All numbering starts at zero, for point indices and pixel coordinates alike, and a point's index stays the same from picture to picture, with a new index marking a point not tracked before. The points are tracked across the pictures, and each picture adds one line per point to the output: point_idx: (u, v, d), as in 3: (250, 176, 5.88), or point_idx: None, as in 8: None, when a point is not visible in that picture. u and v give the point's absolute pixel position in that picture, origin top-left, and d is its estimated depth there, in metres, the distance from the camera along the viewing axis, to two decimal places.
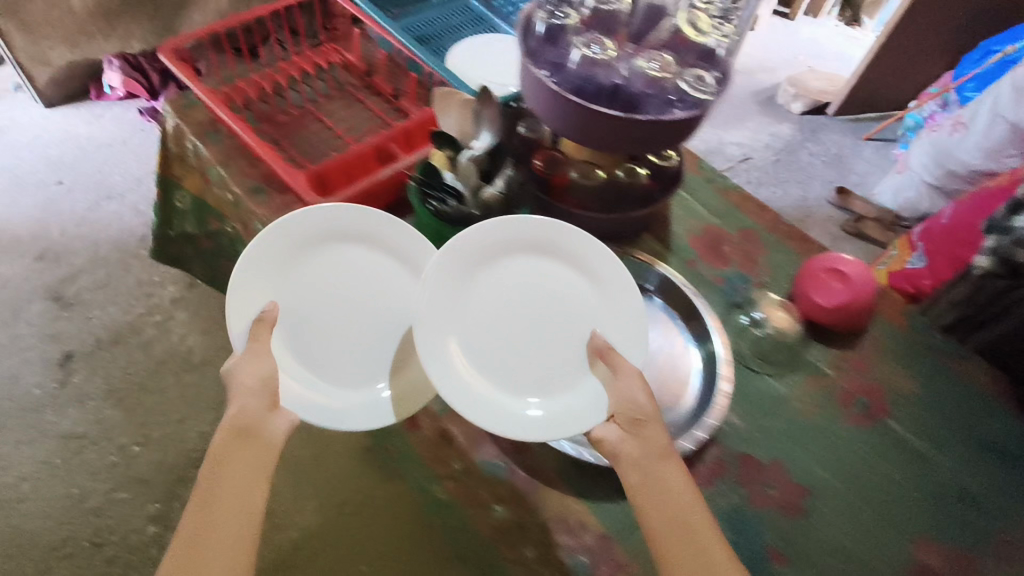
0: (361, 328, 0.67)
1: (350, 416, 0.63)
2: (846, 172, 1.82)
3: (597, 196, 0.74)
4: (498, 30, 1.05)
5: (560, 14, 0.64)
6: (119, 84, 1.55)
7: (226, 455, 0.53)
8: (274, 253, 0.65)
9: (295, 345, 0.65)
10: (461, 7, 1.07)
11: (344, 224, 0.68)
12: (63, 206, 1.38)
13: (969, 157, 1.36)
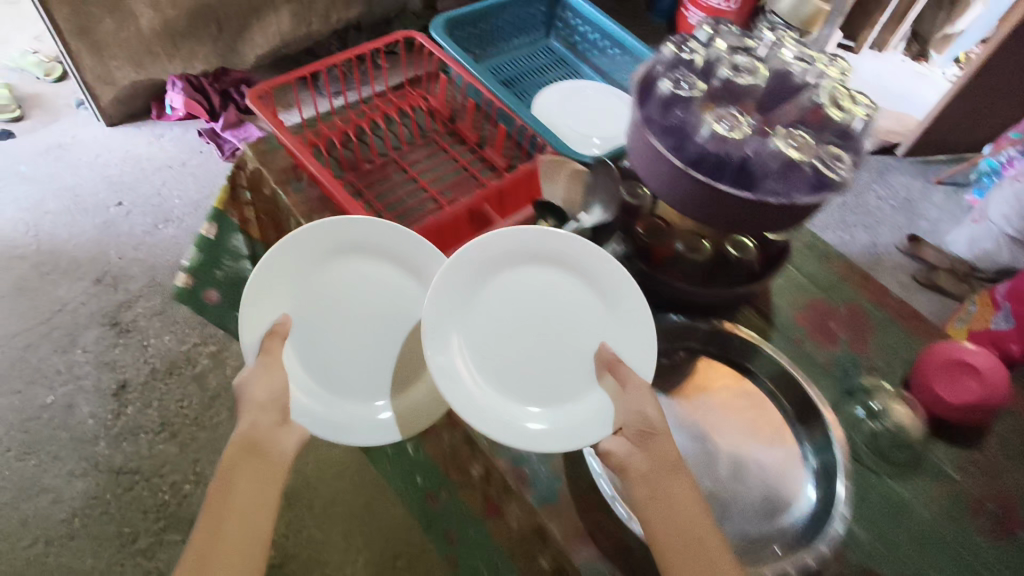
0: (365, 337, 0.69)
1: (362, 434, 0.65)
2: (916, 217, 1.74)
3: (702, 271, 0.69)
4: (580, 74, 1.06)
5: (685, 84, 0.60)
6: (180, 105, 1.55)
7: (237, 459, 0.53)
8: (284, 263, 0.66)
9: (301, 356, 0.67)
10: (541, 49, 1.08)
11: (352, 235, 0.69)
12: (121, 228, 1.37)
13: None
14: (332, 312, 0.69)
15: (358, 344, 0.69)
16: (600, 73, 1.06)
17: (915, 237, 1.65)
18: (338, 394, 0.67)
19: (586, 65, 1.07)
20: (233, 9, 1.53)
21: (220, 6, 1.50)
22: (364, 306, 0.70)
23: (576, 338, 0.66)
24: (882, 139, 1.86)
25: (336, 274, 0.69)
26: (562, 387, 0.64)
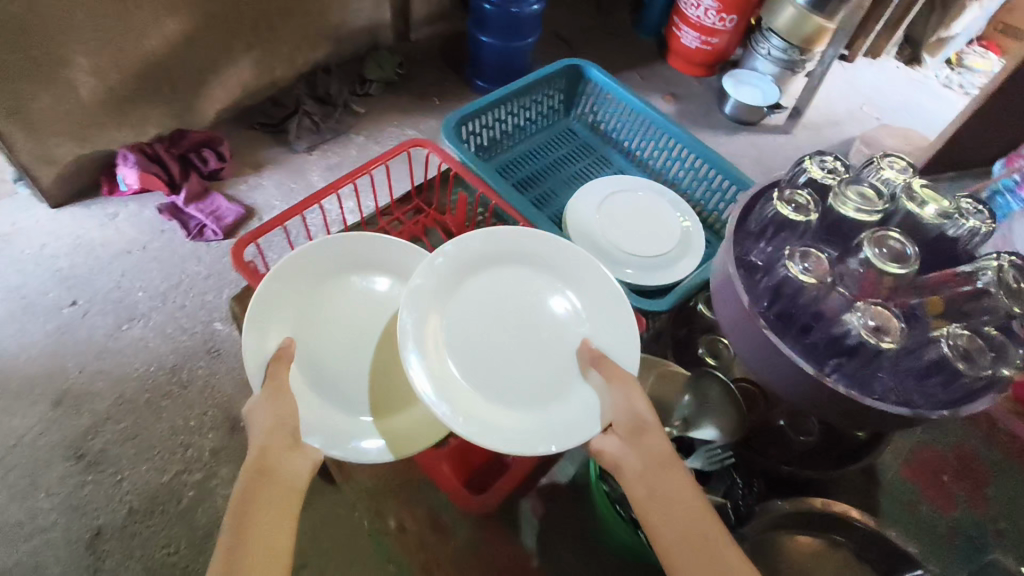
0: (362, 353, 0.79)
1: (372, 451, 0.72)
2: None
3: (814, 451, 0.79)
4: (607, 158, 1.12)
5: (812, 265, 0.57)
6: (135, 181, 1.36)
7: (256, 477, 0.56)
8: (294, 290, 0.77)
9: (308, 386, 0.75)
10: (565, 133, 1.14)
11: (349, 256, 0.81)
12: (80, 333, 1.20)
13: None
14: (342, 336, 0.79)
15: (357, 367, 0.78)
16: (627, 155, 1.11)
17: None
18: (347, 418, 0.75)
19: (611, 147, 1.13)
20: (186, 66, 1.36)
21: (173, 65, 1.34)
22: (362, 330, 0.80)
23: (555, 337, 0.77)
24: None
25: (336, 300, 0.80)
26: (549, 387, 0.75)
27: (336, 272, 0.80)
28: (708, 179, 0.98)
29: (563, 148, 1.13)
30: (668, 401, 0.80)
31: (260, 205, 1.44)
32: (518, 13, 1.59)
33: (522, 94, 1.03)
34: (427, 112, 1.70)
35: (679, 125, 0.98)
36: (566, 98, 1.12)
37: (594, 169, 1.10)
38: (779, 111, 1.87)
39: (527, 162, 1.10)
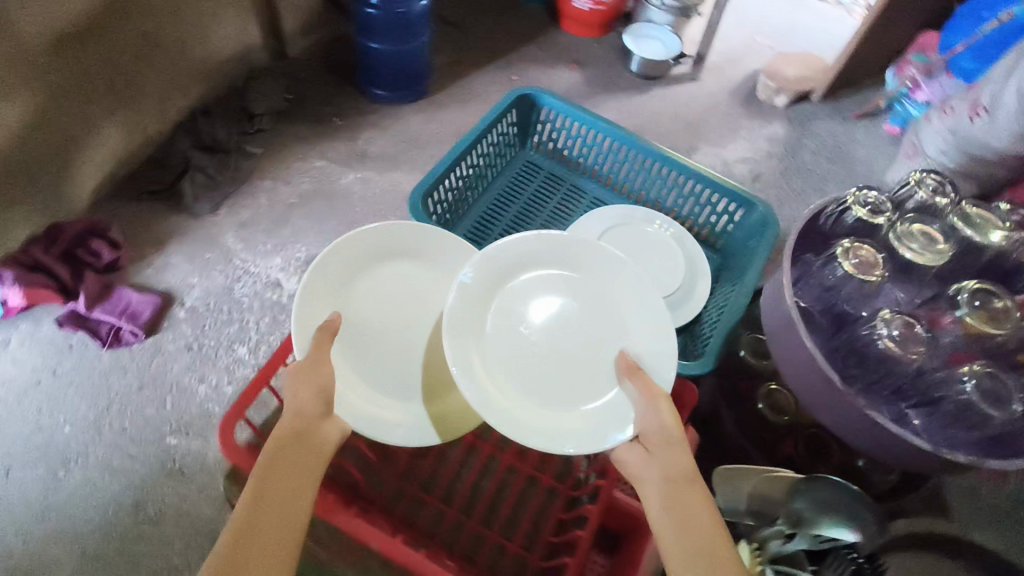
0: (401, 337, 0.90)
1: (387, 433, 0.82)
2: (851, 163, 1.77)
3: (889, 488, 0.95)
4: (575, 185, 1.17)
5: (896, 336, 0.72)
6: (20, 300, 1.16)
7: (283, 454, 0.64)
8: (344, 267, 0.89)
9: (352, 364, 0.86)
10: (528, 169, 1.18)
11: (393, 241, 0.93)
12: (8, 496, 1.04)
13: (997, 142, 1.44)
14: (378, 322, 0.91)
15: (400, 356, 0.89)
16: (594, 177, 1.16)
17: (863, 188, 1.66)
18: (388, 395, 0.87)
19: (577, 171, 1.18)
20: (42, 151, 1.16)
21: (28, 155, 1.14)
22: (401, 323, 0.92)
23: (594, 345, 0.80)
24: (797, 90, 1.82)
25: (377, 282, 0.92)
26: (588, 390, 0.77)
27: (385, 256, 0.93)
28: (684, 185, 1.06)
29: (529, 185, 1.16)
30: (773, 495, 0.84)
31: (176, 287, 1.27)
32: (407, 12, 1.47)
33: (482, 140, 1.06)
34: (331, 136, 1.56)
35: (644, 138, 1.04)
36: (519, 133, 1.16)
37: (567, 202, 1.15)
38: (684, 61, 1.86)
39: (501, 206, 1.13)
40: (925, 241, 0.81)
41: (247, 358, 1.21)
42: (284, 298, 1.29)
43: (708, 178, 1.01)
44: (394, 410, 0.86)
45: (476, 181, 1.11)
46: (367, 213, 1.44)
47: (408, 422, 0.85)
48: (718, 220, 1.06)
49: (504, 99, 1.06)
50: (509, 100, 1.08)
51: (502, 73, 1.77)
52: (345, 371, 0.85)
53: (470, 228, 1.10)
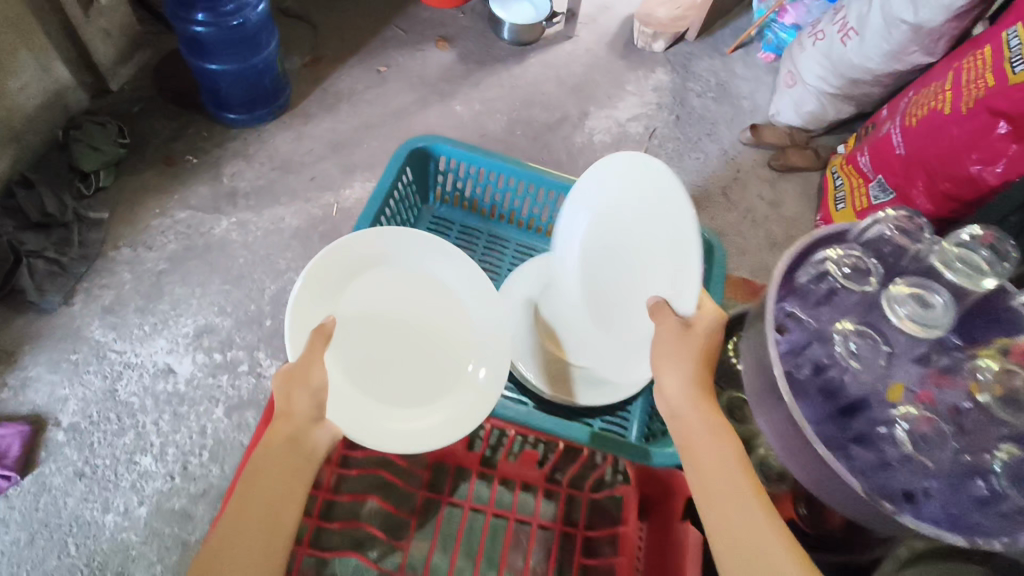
0: (409, 345, 0.84)
1: (392, 439, 0.74)
2: (736, 101, 1.74)
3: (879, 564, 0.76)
4: (497, 235, 1.07)
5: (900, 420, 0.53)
6: None
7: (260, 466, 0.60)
8: (336, 272, 0.80)
9: (356, 379, 0.77)
10: (443, 228, 1.07)
11: (384, 247, 0.85)
12: None
13: (873, 62, 1.41)
14: (382, 331, 0.83)
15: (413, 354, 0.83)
16: (514, 223, 1.07)
17: (752, 126, 1.65)
18: (392, 405, 0.78)
19: (492, 218, 1.08)
20: None
21: None
22: (408, 327, 0.85)
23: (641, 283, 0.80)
24: (674, 32, 1.74)
25: (369, 292, 0.84)
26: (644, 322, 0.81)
27: (377, 265, 0.84)
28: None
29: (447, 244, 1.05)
30: None
31: (46, 405, 1.09)
32: (243, 24, 1.27)
33: (383, 214, 0.93)
34: (188, 179, 1.35)
35: (565, 178, 0.94)
36: (420, 190, 1.03)
37: (495, 257, 1.06)
38: (557, 19, 1.75)
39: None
40: (926, 307, 0.58)
41: (155, 468, 1.06)
42: (180, 386, 1.13)
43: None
44: (398, 420, 0.77)
45: None
46: (252, 262, 1.26)
47: (413, 430, 0.76)
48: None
49: (396, 160, 0.92)
50: (401, 159, 0.94)
51: (368, 67, 1.59)
52: (345, 381, 0.76)
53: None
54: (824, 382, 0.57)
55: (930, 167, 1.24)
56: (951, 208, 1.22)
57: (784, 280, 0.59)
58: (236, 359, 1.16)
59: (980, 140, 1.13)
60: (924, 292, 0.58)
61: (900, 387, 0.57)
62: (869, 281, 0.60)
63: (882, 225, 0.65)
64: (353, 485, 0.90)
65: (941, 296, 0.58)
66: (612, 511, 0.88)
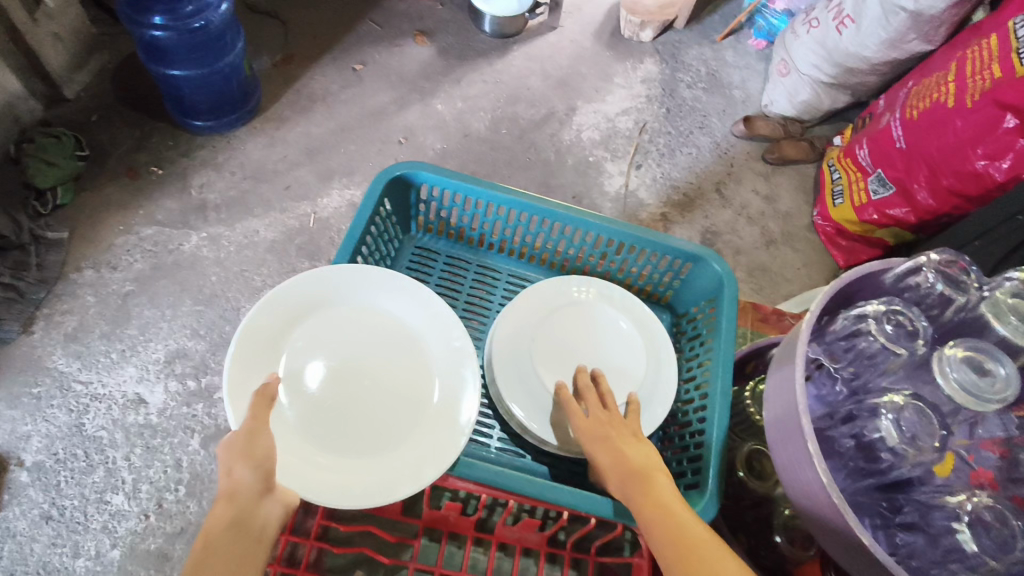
0: (372, 384, 0.77)
1: (355, 495, 0.68)
2: (727, 91, 1.67)
3: None
4: (486, 263, 1.00)
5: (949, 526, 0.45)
6: None
7: (204, 555, 0.51)
8: (278, 322, 0.76)
9: (311, 428, 0.72)
10: (427, 259, 0.99)
11: (334, 284, 0.80)
12: None
13: (869, 51, 1.35)
14: (336, 376, 0.76)
15: (378, 391, 0.77)
16: (505, 252, 1.00)
17: (745, 117, 1.59)
18: (352, 452, 0.72)
19: (480, 248, 1.00)
20: None
21: None
22: (370, 364, 0.78)
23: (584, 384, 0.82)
24: (662, 20, 1.66)
25: (323, 330, 0.79)
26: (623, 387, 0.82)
27: (328, 305, 0.80)
28: (615, 248, 0.91)
29: (433, 276, 0.98)
30: None
31: (7, 444, 1.02)
32: (205, 27, 1.18)
33: (360, 253, 0.86)
34: (154, 192, 1.27)
35: (558, 205, 0.87)
36: (399, 222, 0.95)
37: (485, 286, 0.98)
38: (539, 10, 1.66)
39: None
40: (980, 375, 0.55)
41: (127, 506, 0.99)
42: (152, 418, 1.06)
43: (644, 241, 0.88)
44: (360, 471, 0.71)
45: None
46: (225, 280, 1.19)
47: (369, 480, 0.70)
48: (661, 278, 0.94)
49: (373, 193, 0.85)
50: (378, 191, 0.86)
51: (342, 65, 1.51)
52: (294, 438, 0.70)
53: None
54: (859, 438, 0.58)
55: (932, 161, 1.17)
56: (955, 204, 1.16)
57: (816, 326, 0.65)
58: (211, 386, 1.09)
59: (987, 135, 1.06)
60: (983, 362, 0.56)
61: (952, 458, 0.56)
62: (916, 343, 0.59)
63: (922, 271, 0.64)
64: (338, 563, 0.83)
65: (1003, 366, 0.55)
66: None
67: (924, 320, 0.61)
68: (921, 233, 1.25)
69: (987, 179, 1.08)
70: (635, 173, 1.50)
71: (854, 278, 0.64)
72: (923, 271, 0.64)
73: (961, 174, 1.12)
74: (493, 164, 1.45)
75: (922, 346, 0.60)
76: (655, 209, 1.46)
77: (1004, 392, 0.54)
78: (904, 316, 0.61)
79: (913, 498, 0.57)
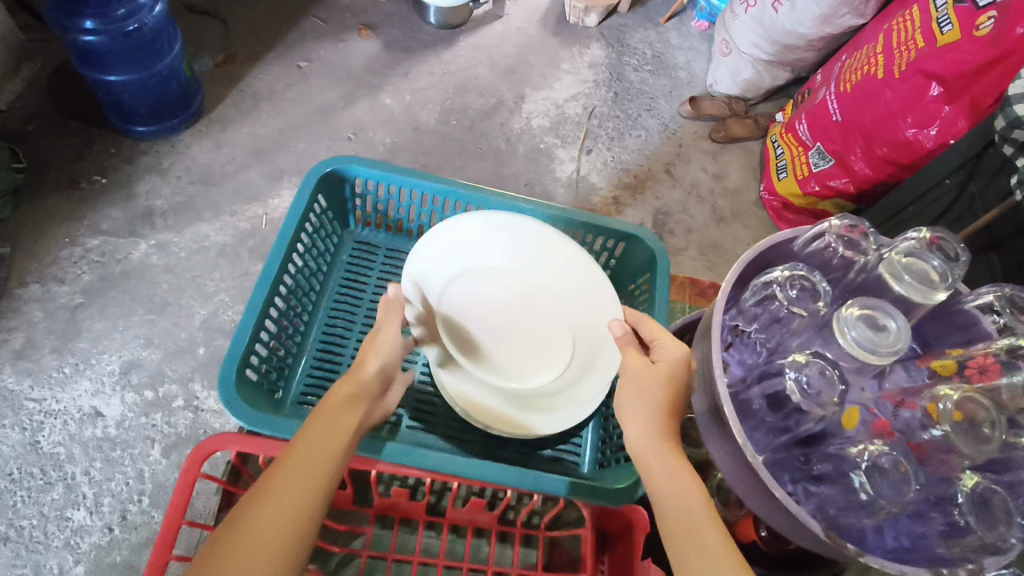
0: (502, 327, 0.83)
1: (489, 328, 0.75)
2: (672, 72, 1.70)
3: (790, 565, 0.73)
4: None
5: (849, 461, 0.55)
6: None
7: (328, 411, 0.62)
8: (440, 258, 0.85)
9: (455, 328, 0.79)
10: (369, 252, 1.00)
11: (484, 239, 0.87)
12: None
13: (805, 29, 1.38)
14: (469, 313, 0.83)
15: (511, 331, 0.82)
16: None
17: (690, 98, 1.62)
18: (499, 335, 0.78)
19: (421, 239, 1.01)
20: None
21: None
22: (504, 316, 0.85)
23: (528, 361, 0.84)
24: (605, 4, 1.67)
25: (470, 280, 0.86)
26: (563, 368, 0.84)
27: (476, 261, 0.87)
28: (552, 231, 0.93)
29: (374, 268, 0.98)
30: None
31: None
32: (140, 30, 1.15)
33: (297, 249, 0.86)
34: (98, 202, 1.24)
35: (491, 192, 0.89)
36: (337, 217, 0.96)
37: None
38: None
39: (346, 312, 0.94)
40: (876, 330, 0.58)
41: (90, 521, 0.98)
42: (110, 430, 1.05)
43: (578, 222, 0.90)
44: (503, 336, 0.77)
45: (308, 295, 0.91)
46: (177, 287, 1.18)
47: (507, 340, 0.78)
48: (599, 257, 0.96)
49: (305, 189, 0.85)
50: (309, 187, 0.86)
51: (287, 62, 1.49)
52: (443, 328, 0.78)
53: (315, 353, 0.90)
54: (770, 394, 0.61)
55: (866, 132, 1.21)
56: (889, 171, 1.21)
57: (733, 296, 0.68)
58: (169, 395, 1.08)
59: (915, 104, 1.11)
60: (876, 316, 0.59)
61: (856, 411, 0.60)
62: (817, 304, 0.64)
63: (825, 236, 0.67)
64: None
65: (895, 320, 0.59)
66: (570, 550, 0.85)
67: (824, 281, 0.65)
68: (861, 201, 1.30)
69: (918, 145, 1.13)
70: (585, 158, 1.52)
71: (768, 248, 0.66)
72: (826, 237, 0.67)
73: (893, 142, 1.17)
74: (446, 156, 1.45)
75: (822, 306, 0.64)
76: (607, 193, 1.48)
77: (902, 346, 0.58)
78: (806, 279, 0.65)
79: (823, 451, 0.60)
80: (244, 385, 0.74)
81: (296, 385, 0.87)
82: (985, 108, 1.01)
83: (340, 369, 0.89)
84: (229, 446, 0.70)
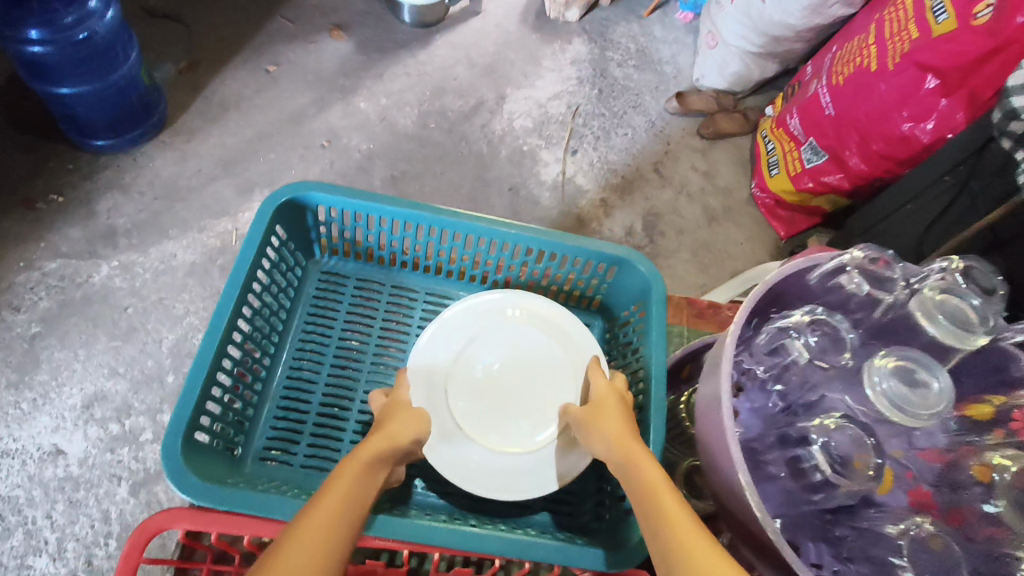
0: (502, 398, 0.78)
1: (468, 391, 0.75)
2: (658, 67, 1.64)
3: None
4: (401, 281, 0.95)
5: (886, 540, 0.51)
6: None
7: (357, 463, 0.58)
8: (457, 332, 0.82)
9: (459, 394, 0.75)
10: (337, 283, 0.94)
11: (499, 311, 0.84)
12: None
13: (793, 20, 1.33)
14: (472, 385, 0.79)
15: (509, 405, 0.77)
16: (418, 269, 0.95)
17: (677, 93, 1.57)
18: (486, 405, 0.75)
19: (393, 266, 0.95)
20: None
21: None
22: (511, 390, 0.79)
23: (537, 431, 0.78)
24: None
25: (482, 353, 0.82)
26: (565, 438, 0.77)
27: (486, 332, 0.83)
28: (534, 255, 0.88)
29: (344, 300, 0.93)
30: None
31: None
32: (90, 38, 1.06)
33: (255, 285, 0.80)
34: (54, 222, 1.17)
35: (466, 217, 0.83)
36: (299, 248, 0.90)
37: (399, 307, 0.94)
38: None
39: (314, 351, 0.89)
40: (914, 388, 0.54)
41: (53, 569, 0.92)
42: (73, 469, 0.98)
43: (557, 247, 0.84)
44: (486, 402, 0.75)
45: (269, 339, 0.86)
46: (142, 310, 1.11)
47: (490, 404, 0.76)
48: (587, 282, 0.91)
49: (261, 221, 0.79)
50: (267, 219, 0.79)
51: (254, 67, 1.42)
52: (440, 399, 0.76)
53: (279, 401, 0.85)
54: (791, 460, 0.56)
55: (861, 126, 1.16)
56: (885, 167, 1.16)
57: (748, 340, 0.65)
58: (137, 429, 1.02)
59: (911, 98, 1.06)
60: (914, 370, 0.55)
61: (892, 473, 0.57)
62: (843, 356, 0.61)
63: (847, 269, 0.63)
64: None
65: (937, 380, 0.55)
66: None
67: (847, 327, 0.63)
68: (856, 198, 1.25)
69: (918, 139, 1.07)
70: (571, 159, 1.46)
71: (786, 285, 0.62)
72: (848, 270, 0.63)
73: (891, 137, 1.11)
74: (425, 161, 1.39)
75: (848, 357, 0.61)
76: (594, 195, 1.43)
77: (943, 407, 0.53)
78: (829, 323, 0.62)
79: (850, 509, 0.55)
80: (194, 449, 0.69)
81: (259, 438, 0.82)
82: (984, 101, 0.96)
83: (307, 417, 0.84)
84: (176, 524, 0.63)
